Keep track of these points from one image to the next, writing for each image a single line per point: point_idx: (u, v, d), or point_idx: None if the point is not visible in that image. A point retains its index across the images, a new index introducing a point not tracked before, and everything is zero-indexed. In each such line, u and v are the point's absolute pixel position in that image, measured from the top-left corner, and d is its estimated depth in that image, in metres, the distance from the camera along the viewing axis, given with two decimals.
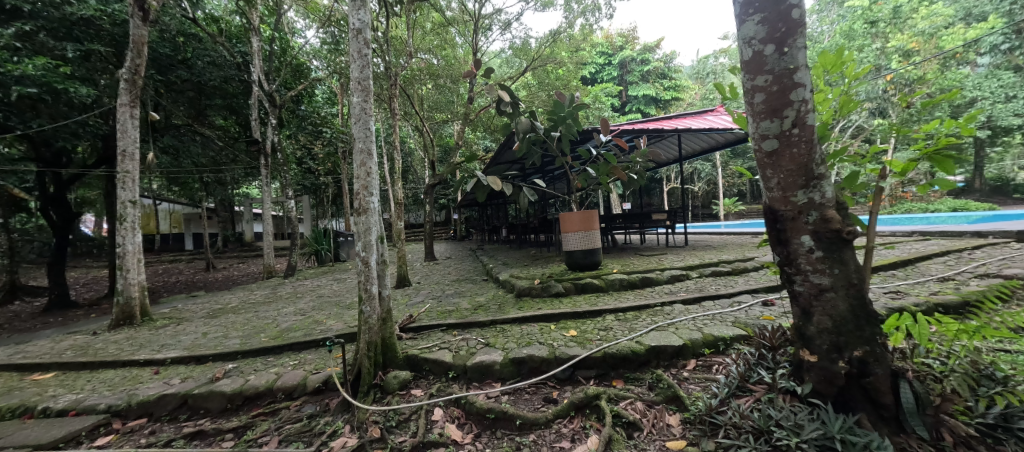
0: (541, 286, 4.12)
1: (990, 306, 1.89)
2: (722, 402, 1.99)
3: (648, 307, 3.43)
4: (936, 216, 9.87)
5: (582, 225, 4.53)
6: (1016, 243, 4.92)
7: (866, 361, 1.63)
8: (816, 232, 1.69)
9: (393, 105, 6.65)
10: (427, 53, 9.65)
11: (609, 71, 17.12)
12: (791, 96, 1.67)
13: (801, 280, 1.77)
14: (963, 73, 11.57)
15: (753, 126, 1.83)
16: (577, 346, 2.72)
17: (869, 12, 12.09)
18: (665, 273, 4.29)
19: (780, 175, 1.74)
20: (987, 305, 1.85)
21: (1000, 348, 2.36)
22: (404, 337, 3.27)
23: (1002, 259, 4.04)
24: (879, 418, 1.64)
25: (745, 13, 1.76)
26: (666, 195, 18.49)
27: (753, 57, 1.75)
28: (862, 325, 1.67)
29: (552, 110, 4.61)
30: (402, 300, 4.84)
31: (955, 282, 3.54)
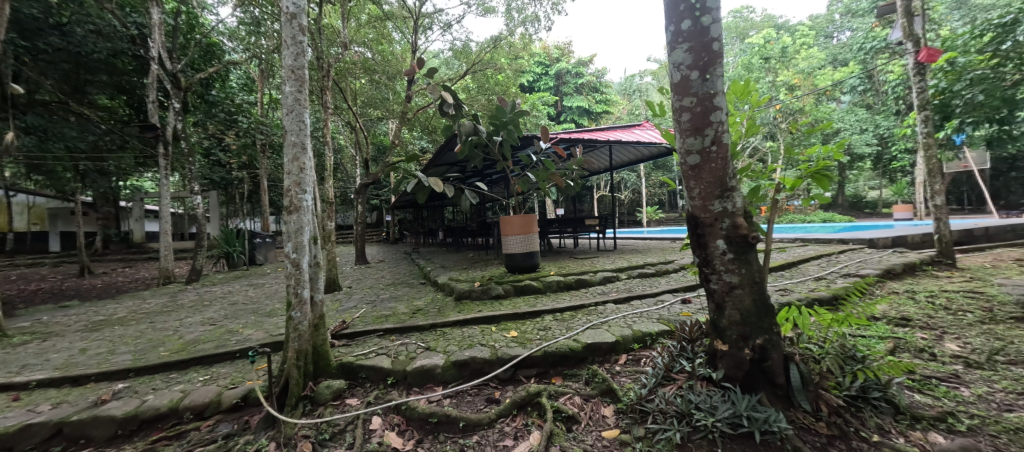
0: (481, 288, 4.14)
1: (852, 299, 2.32)
2: (650, 392, 2.18)
3: (583, 307, 3.62)
4: (811, 227, 11.74)
5: (521, 228, 4.64)
6: (867, 249, 6.05)
7: (765, 348, 1.91)
8: (729, 237, 1.94)
9: (324, 98, 6.22)
10: (362, 46, 9.18)
11: (546, 81, 17.79)
12: (710, 117, 1.90)
13: (716, 279, 2.00)
14: (828, 110, 14.05)
15: (678, 142, 2.04)
16: (518, 346, 2.79)
17: (764, 50, 14.09)
18: (598, 275, 4.56)
19: (701, 186, 1.96)
20: (851, 298, 2.27)
21: (859, 334, 2.90)
22: (337, 344, 3.08)
23: (859, 262, 4.94)
24: (776, 396, 1.92)
25: (675, 41, 1.97)
26: (596, 202, 19.64)
27: (680, 81, 1.96)
28: (762, 317, 1.95)
29: (494, 115, 4.66)
30: (332, 305, 4.54)
31: (826, 280, 4.28)
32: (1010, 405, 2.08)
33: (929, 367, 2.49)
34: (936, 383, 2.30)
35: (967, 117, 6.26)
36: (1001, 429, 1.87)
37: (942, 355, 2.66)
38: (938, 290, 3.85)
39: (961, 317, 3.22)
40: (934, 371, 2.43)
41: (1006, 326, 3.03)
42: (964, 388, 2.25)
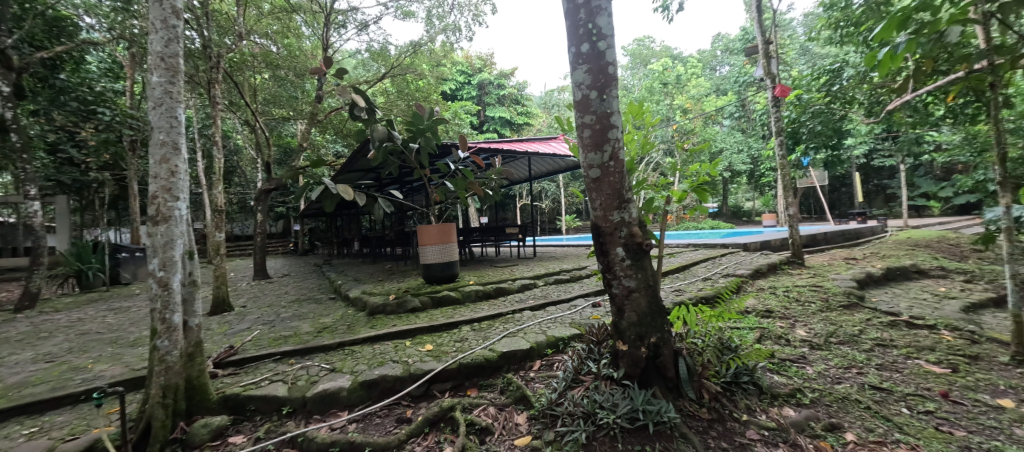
0: (396, 302, 3.95)
1: (728, 297, 2.67)
2: (560, 396, 2.26)
3: (500, 315, 3.66)
4: (703, 233, 13.40)
5: (439, 238, 4.54)
6: (743, 252, 7.06)
7: (658, 345, 2.11)
8: (626, 245, 2.10)
9: (213, 92, 5.48)
10: (263, 38, 8.29)
11: (469, 90, 17.88)
12: (608, 135, 2.05)
13: (617, 283, 2.15)
14: (714, 131, 16.60)
15: (581, 157, 2.17)
16: (432, 360, 2.71)
17: (662, 76, 15.94)
18: (516, 283, 4.65)
19: (602, 197, 2.11)
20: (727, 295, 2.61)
21: (734, 327, 3.36)
22: (220, 374, 2.68)
23: (736, 263, 5.75)
24: (668, 388, 2.12)
25: (575, 62, 2.10)
26: (519, 210, 20.16)
27: (581, 99, 2.09)
28: (655, 316, 2.14)
29: (411, 121, 4.51)
30: (217, 329, 3.95)
31: (711, 280, 4.90)
32: (839, 378, 2.57)
33: (784, 351, 2.97)
34: (790, 364, 2.76)
35: (810, 143, 7.70)
36: (832, 399, 2.30)
37: (794, 339, 3.20)
38: (792, 285, 4.64)
39: (807, 307, 3.91)
40: (788, 353, 2.91)
41: (838, 313, 3.76)
42: (808, 367, 2.73)
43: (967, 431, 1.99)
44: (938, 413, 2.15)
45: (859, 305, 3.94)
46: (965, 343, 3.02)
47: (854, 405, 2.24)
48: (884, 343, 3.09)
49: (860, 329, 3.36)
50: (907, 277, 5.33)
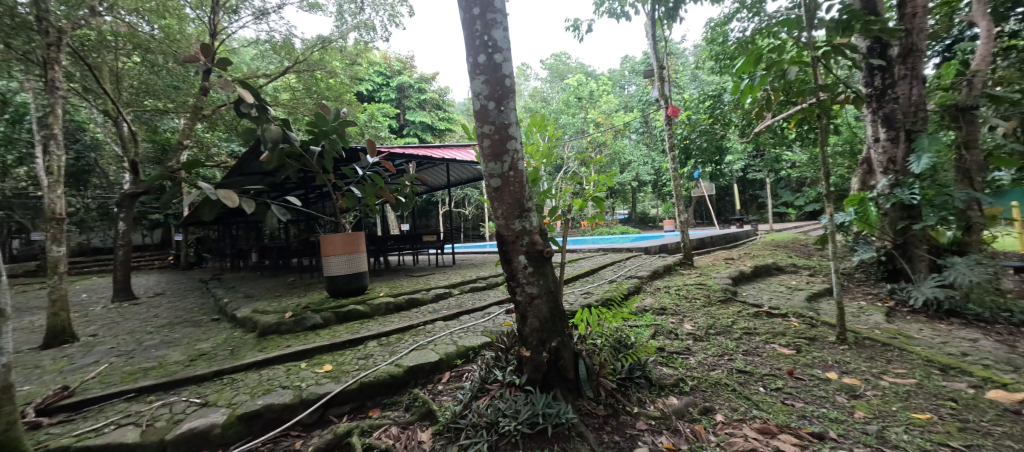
0: (293, 320, 3.58)
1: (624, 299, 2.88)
2: (465, 407, 2.23)
3: (411, 328, 3.52)
4: (614, 238, 14.49)
5: (346, 248, 4.25)
6: (644, 255, 7.76)
7: (558, 349, 2.19)
8: (528, 253, 2.15)
9: (52, 75, 4.49)
10: (129, 14, 6.92)
11: (387, 92, 17.19)
12: (507, 145, 2.10)
13: (519, 291, 2.19)
14: (622, 144, 18.36)
15: (483, 166, 2.18)
16: (329, 382, 2.49)
17: (578, 91, 17.83)
18: (430, 293, 4.53)
19: (503, 206, 2.14)
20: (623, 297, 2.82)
21: (632, 326, 3.65)
22: (45, 424, 2.15)
23: (638, 266, 6.30)
24: (568, 390, 2.21)
25: (473, 72, 2.11)
26: (442, 217, 19.82)
27: (480, 109, 2.10)
28: (555, 321, 2.22)
29: (313, 122, 4.16)
30: (49, 366, 3.19)
31: (616, 282, 5.29)
32: (714, 365, 2.92)
33: (673, 344, 3.31)
34: (676, 356, 3.07)
35: (698, 158, 8.79)
36: (707, 384, 2.60)
37: (681, 333, 3.59)
38: (682, 284, 5.20)
39: (693, 304, 4.41)
40: (676, 347, 3.25)
41: (716, 307, 4.30)
42: (691, 357, 3.06)
43: (804, 402, 2.39)
44: (785, 389, 2.55)
45: (732, 299, 4.56)
46: (806, 327, 3.65)
47: (724, 388, 2.56)
48: (749, 331, 3.60)
49: (733, 320, 3.88)
50: (769, 273, 6.32)
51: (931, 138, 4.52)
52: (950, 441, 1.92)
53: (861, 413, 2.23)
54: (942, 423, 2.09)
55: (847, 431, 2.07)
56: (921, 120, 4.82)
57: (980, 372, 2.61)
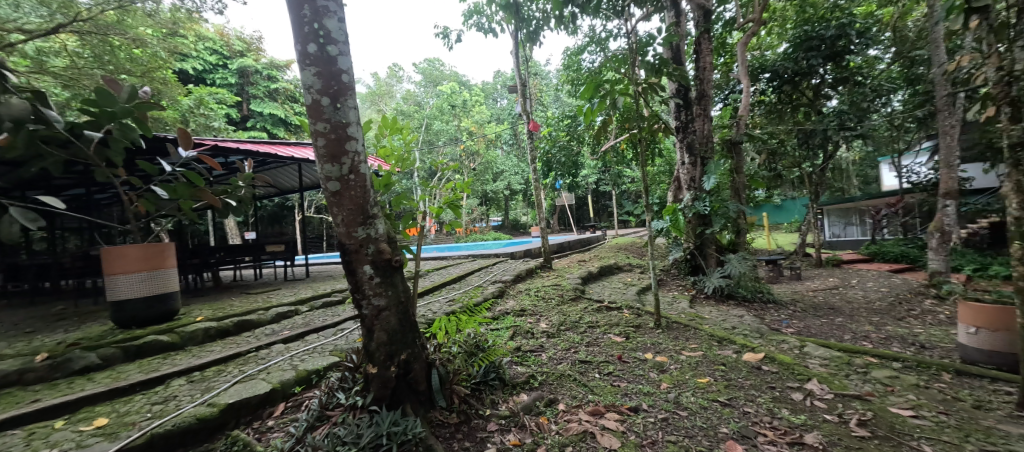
0: (49, 362, 2.64)
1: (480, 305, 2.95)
2: (298, 442, 1.95)
3: (237, 356, 2.95)
4: (487, 245, 15.11)
5: (144, 264, 3.35)
6: (510, 260, 8.18)
7: (408, 362, 2.09)
8: (374, 262, 2.01)
9: None
10: None
11: (225, 75, 14.43)
12: (345, 146, 1.95)
13: (365, 304, 2.02)
14: (495, 155, 19.30)
15: (318, 168, 1.97)
16: (100, 441, 1.88)
17: (451, 98, 18.07)
18: (269, 312, 3.91)
19: (343, 212, 1.96)
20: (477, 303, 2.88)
21: (492, 330, 3.80)
22: None
23: (503, 271, 6.60)
24: (418, 403, 2.13)
25: (303, 63, 1.90)
26: (298, 224, 17.47)
27: (312, 104, 1.91)
28: (405, 333, 2.12)
29: (92, 99, 3.15)
30: None
31: (481, 288, 5.43)
32: (561, 358, 3.22)
33: (528, 343, 3.54)
34: (529, 354, 3.29)
35: (558, 171, 9.72)
36: (554, 377, 2.85)
37: (536, 332, 3.87)
38: (540, 286, 5.63)
39: (548, 303, 4.81)
40: (530, 345, 3.48)
41: (568, 305, 4.78)
42: (543, 354, 3.32)
43: (627, 381, 2.81)
44: (614, 372, 2.96)
45: (581, 297, 5.13)
46: (634, 316, 4.33)
47: (567, 379, 2.83)
48: (592, 324, 4.08)
49: (580, 316, 4.35)
50: (611, 272, 7.35)
51: (716, 164, 5.91)
52: (719, 397, 2.49)
53: (666, 384, 2.73)
54: (715, 383, 2.71)
55: (655, 401, 2.50)
56: (709, 150, 6.25)
57: (739, 340, 3.47)
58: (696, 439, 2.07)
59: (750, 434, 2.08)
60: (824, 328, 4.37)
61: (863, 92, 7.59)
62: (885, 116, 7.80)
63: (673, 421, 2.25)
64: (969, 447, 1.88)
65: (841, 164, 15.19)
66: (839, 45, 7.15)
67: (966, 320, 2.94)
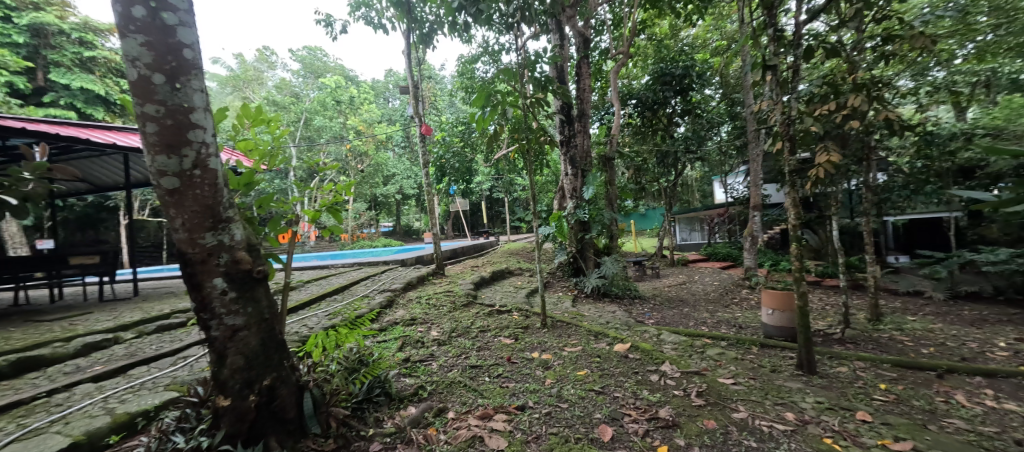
0: None
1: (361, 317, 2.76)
2: None
3: (14, 406, 2.20)
4: (376, 251, 14.30)
5: None
6: (401, 267, 7.82)
7: (273, 387, 1.82)
8: (228, 274, 1.71)
9: None
10: None
11: (7, 31, 10.82)
12: (187, 135, 1.64)
13: (215, 324, 1.70)
14: (385, 156, 18.70)
15: (147, 160, 1.61)
16: None
17: (335, 93, 16.55)
18: (72, 344, 3.04)
19: (184, 215, 1.63)
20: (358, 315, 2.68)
21: (376, 343, 3.61)
22: None
23: (392, 279, 6.28)
24: (286, 433, 1.87)
25: (125, 29, 1.55)
26: (125, 229, 13.96)
27: (138, 80, 1.56)
28: (270, 354, 1.85)
29: None
30: None
31: (367, 298, 5.08)
32: (451, 366, 3.19)
33: (418, 353, 3.43)
34: (418, 364, 3.19)
35: (451, 176, 9.69)
36: (444, 386, 2.80)
37: (426, 341, 3.76)
38: (432, 293, 5.50)
39: (440, 310, 4.74)
40: (420, 355, 3.37)
41: (460, 311, 4.77)
42: (433, 363, 3.25)
43: (514, 381, 2.92)
44: (503, 374, 3.05)
45: (473, 302, 5.16)
46: (523, 318, 4.54)
47: (457, 386, 2.82)
48: (483, 329, 4.14)
49: (472, 321, 4.38)
50: (503, 277, 7.59)
51: (593, 176, 6.58)
52: (594, 386, 2.75)
53: (550, 380, 2.91)
54: (591, 373, 2.99)
55: (540, 397, 2.64)
56: (588, 163, 6.95)
57: (611, 333, 3.89)
58: (575, 428, 2.25)
59: (618, 416, 2.34)
60: (675, 317, 5.19)
61: (701, 122, 9.33)
62: (716, 144, 9.70)
63: (555, 414, 2.41)
64: (767, 403, 2.43)
65: (687, 180, 18.37)
66: (684, 83, 8.66)
67: (766, 304, 3.79)
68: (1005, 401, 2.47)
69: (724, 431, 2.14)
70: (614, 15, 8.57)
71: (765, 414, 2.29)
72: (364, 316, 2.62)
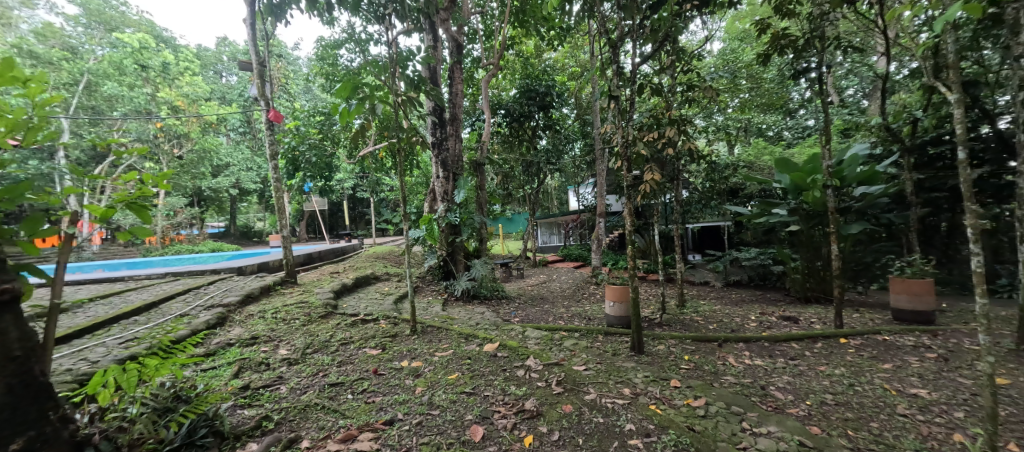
0: None
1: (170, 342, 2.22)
2: None
3: None
4: (201, 258, 11.74)
5: None
6: (237, 276, 6.54)
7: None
8: None
9: None
10: None
11: None
12: None
13: None
14: (216, 142, 15.88)
15: None
16: None
17: (139, 56, 13.42)
18: None
19: None
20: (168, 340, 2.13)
21: (197, 371, 2.98)
22: None
23: (224, 291, 5.21)
24: None
25: None
26: None
27: None
28: (23, 407, 1.31)
29: None
30: None
31: (187, 317, 4.09)
32: (305, 387, 2.81)
33: (261, 378, 2.92)
34: (262, 391, 2.73)
35: (306, 172, 8.58)
36: (296, 412, 2.45)
37: (272, 362, 3.24)
38: (281, 306, 4.75)
39: (291, 325, 4.13)
40: (264, 380, 2.88)
41: (316, 324, 4.24)
42: (281, 387, 2.81)
43: (381, 395, 2.74)
44: (368, 388, 2.83)
45: (333, 313, 4.65)
46: (391, 326, 4.30)
47: (312, 409, 2.50)
48: (345, 341, 3.77)
49: (331, 333, 3.95)
50: (368, 283, 7.07)
51: (464, 180, 6.72)
52: (465, 389, 2.78)
53: (420, 388, 2.83)
54: (462, 376, 3.02)
55: (410, 407, 2.54)
56: (460, 167, 7.04)
57: (481, 334, 4.00)
58: (446, 433, 2.24)
59: (488, 414, 2.42)
60: (538, 314, 5.65)
61: (560, 138, 10.44)
62: (571, 157, 10.98)
63: (426, 423, 2.35)
64: (611, 382, 2.85)
65: (547, 189, 20.27)
66: (546, 100, 9.57)
67: (609, 297, 4.44)
68: (756, 358, 3.44)
69: (578, 412, 2.42)
70: (486, 27, 8.93)
71: (608, 392, 2.69)
72: (183, 341, 2.10)
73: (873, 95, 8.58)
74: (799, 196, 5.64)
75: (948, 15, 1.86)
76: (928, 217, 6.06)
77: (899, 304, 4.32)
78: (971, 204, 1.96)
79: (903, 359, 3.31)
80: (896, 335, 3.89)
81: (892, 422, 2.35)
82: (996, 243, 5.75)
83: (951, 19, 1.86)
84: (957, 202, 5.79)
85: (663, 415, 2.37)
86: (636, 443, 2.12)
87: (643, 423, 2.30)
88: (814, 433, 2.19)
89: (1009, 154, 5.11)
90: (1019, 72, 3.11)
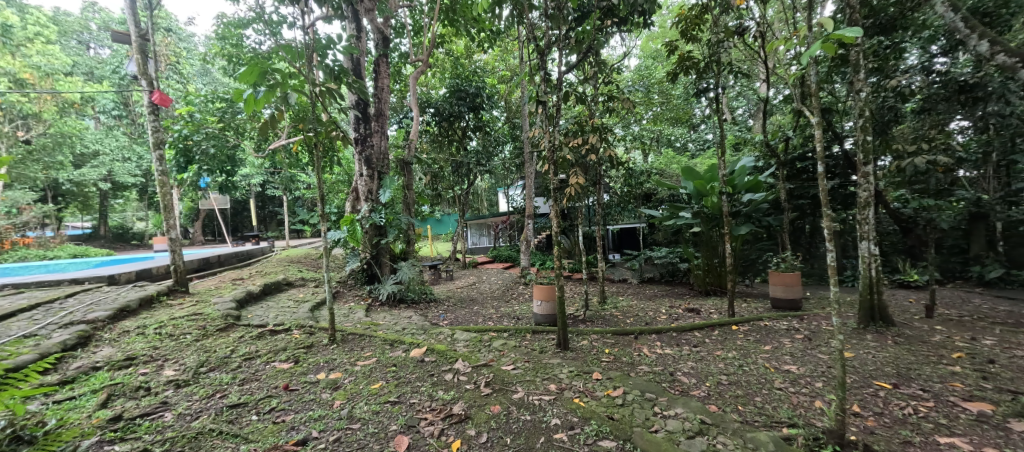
0: None
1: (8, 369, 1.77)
2: None
3: None
4: (57, 264, 9.77)
5: None
6: (108, 286, 5.48)
7: None
8: None
9: None
10: None
11: None
12: None
13: None
14: (79, 125, 13.45)
15: None
16: None
17: None
18: None
19: None
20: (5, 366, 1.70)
21: (46, 405, 2.42)
22: None
23: (88, 305, 4.30)
24: None
25: None
26: None
27: None
28: None
29: None
30: None
31: (36, 337, 3.32)
32: (197, 412, 2.45)
33: (138, 406, 2.48)
34: (140, 420, 2.32)
35: (203, 165, 7.53)
36: (184, 442, 2.12)
37: (155, 384, 2.78)
38: (166, 320, 4.08)
39: (180, 341, 3.57)
40: (144, 408, 2.45)
41: (213, 338, 3.72)
42: (167, 414, 2.42)
43: (293, 413, 2.49)
44: (277, 407, 2.55)
45: (234, 325, 4.12)
46: (305, 336, 3.93)
47: (206, 436, 2.18)
48: (249, 356, 3.36)
49: (232, 348, 3.49)
50: (278, 289, 6.41)
51: (390, 179, 6.39)
52: (390, 398, 2.65)
53: (339, 401, 2.63)
54: (386, 385, 2.88)
55: (326, 423, 2.34)
56: (385, 165, 6.69)
57: (407, 340, 3.83)
58: (367, 447, 2.10)
59: (414, 423, 2.33)
60: (467, 316, 5.59)
61: (490, 139, 10.47)
62: (501, 159, 11.07)
63: (345, 438, 2.19)
64: (537, 380, 2.92)
65: (477, 190, 20.21)
66: (477, 101, 9.52)
67: (536, 297, 4.56)
68: (666, 347, 3.78)
69: (506, 412, 2.45)
70: (415, 22, 8.67)
71: (536, 390, 2.75)
72: (24, 369, 1.70)
73: (757, 116, 9.97)
74: (701, 201, 6.31)
75: (811, 50, 2.10)
76: (797, 221, 7.20)
77: (776, 294, 5.05)
78: (826, 209, 2.35)
79: (779, 340, 3.89)
80: (774, 320, 4.55)
81: (770, 395, 2.74)
82: (843, 242, 7.02)
83: (814, 55, 2.12)
84: (817, 208, 6.98)
85: (586, 407, 2.48)
86: (560, 437, 2.20)
87: (567, 417, 2.39)
88: (712, 411, 2.45)
89: (851, 169, 6.30)
90: (859, 104, 3.82)
